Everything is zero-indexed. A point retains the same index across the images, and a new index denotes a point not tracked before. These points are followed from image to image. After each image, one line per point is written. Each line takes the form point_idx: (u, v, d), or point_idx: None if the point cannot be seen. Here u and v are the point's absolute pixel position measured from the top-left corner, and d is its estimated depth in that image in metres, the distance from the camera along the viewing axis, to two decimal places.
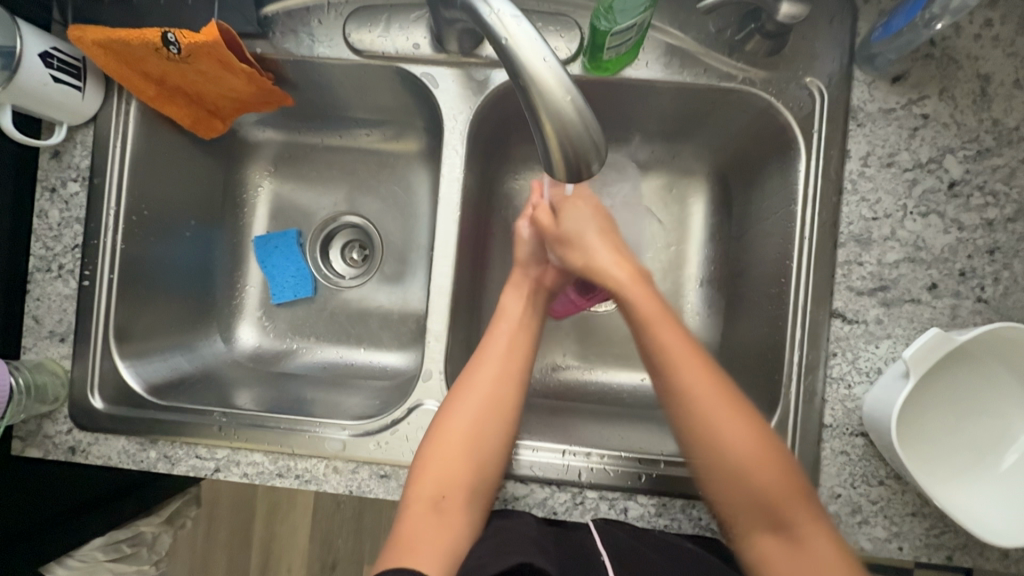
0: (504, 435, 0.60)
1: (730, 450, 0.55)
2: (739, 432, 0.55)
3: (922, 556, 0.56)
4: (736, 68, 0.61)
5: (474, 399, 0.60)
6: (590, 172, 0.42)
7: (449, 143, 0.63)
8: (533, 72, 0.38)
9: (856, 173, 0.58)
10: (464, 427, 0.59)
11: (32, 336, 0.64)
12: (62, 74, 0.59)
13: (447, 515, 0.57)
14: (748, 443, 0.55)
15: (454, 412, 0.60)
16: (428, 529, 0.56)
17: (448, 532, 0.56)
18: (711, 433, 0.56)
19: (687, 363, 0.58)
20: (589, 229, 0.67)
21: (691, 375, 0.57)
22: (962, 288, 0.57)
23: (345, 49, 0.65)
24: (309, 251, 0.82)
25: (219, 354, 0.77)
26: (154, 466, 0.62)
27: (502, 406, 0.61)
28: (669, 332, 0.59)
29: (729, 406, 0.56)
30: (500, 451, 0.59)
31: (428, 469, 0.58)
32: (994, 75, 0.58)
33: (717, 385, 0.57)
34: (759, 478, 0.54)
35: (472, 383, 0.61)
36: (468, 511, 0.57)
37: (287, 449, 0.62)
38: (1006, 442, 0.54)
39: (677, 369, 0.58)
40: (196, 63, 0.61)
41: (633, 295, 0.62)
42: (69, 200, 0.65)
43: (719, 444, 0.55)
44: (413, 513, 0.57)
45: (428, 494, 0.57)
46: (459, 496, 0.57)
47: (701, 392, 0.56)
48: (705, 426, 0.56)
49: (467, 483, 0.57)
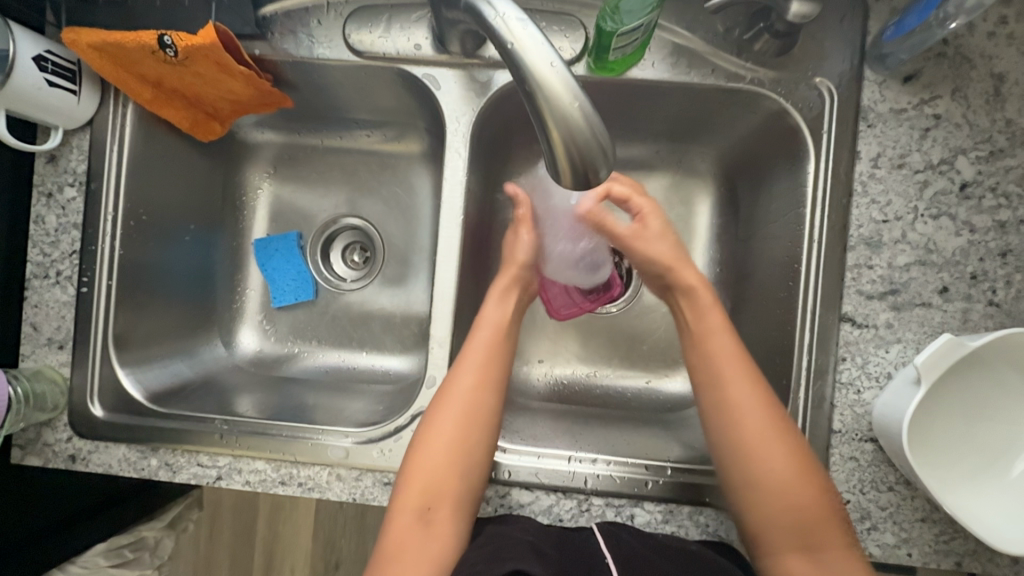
0: (485, 444, 0.59)
1: (769, 471, 0.55)
2: (779, 454, 0.55)
3: (930, 562, 0.56)
4: (744, 68, 0.60)
5: (456, 407, 0.59)
6: (598, 179, 0.40)
7: (451, 146, 0.62)
8: (540, 76, 0.37)
9: (866, 175, 0.57)
10: (446, 437, 0.58)
11: (31, 344, 0.63)
12: (56, 78, 0.57)
13: (435, 527, 0.57)
14: (787, 465, 0.55)
15: (436, 422, 0.59)
16: (415, 541, 0.56)
17: (436, 542, 0.56)
18: (752, 452, 0.56)
19: (738, 376, 0.58)
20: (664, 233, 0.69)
21: (735, 390, 0.58)
22: (973, 292, 0.56)
23: (345, 50, 0.63)
24: (310, 254, 0.81)
25: (220, 358, 0.76)
26: (155, 475, 0.62)
27: (483, 415, 0.60)
28: (719, 345, 0.61)
29: (775, 426, 0.56)
30: (480, 461, 0.58)
31: (412, 480, 0.57)
32: (1008, 74, 0.56)
33: (766, 405, 0.57)
34: (795, 501, 0.54)
35: (453, 392, 0.60)
36: (455, 521, 0.57)
37: (289, 457, 0.61)
38: (1017, 449, 0.53)
39: (723, 382, 0.59)
40: (193, 66, 0.59)
41: (709, 308, 0.64)
42: (66, 205, 0.64)
43: (761, 463, 0.55)
44: (400, 525, 0.57)
45: (413, 505, 0.57)
46: (445, 507, 0.57)
47: (751, 412, 0.56)
48: (746, 439, 0.56)
49: (452, 494, 0.57)
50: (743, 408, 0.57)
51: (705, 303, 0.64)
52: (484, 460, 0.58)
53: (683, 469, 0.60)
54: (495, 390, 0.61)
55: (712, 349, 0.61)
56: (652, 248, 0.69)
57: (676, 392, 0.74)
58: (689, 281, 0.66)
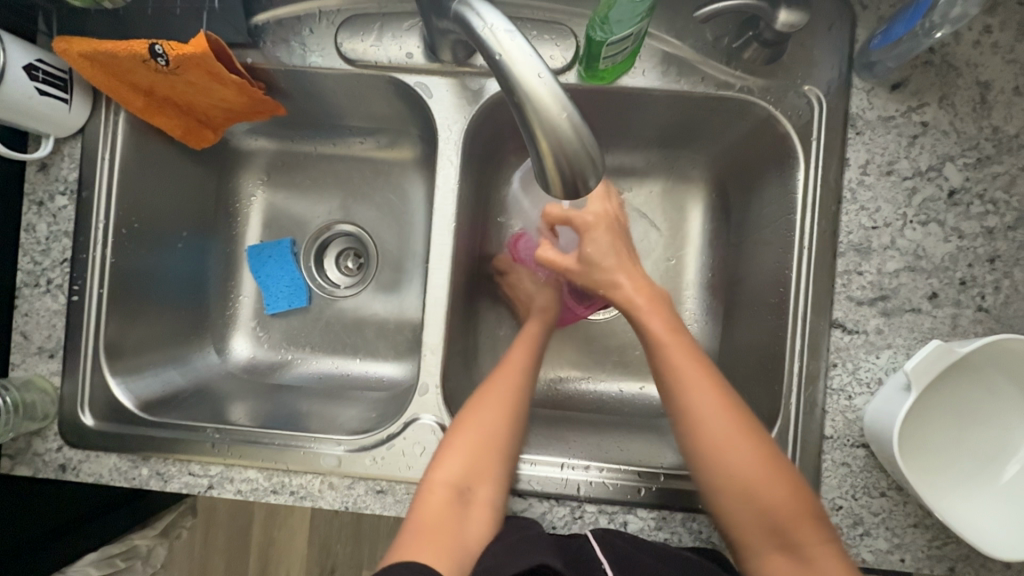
0: (519, 435, 0.59)
1: (734, 465, 0.53)
2: (742, 446, 0.53)
3: (923, 568, 0.56)
4: (735, 76, 0.61)
5: (501, 393, 0.60)
6: (587, 188, 0.41)
7: (443, 154, 0.63)
8: (528, 87, 0.37)
9: (855, 182, 0.58)
10: (486, 423, 0.58)
11: (21, 353, 0.63)
12: (47, 87, 0.57)
13: (468, 511, 0.54)
14: (751, 457, 0.53)
15: (479, 408, 0.59)
16: (448, 523, 0.53)
17: (465, 534, 0.53)
18: (718, 457, 0.54)
19: (697, 382, 0.56)
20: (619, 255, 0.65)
21: (698, 397, 0.55)
22: (963, 297, 0.56)
23: (337, 58, 0.64)
24: (303, 260, 0.81)
25: (213, 365, 0.76)
26: (146, 484, 0.61)
27: (521, 408, 0.60)
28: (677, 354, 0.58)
29: (740, 426, 0.54)
30: (517, 450, 0.59)
31: (449, 463, 0.56)
32: (994, 82, 0.57)
33: (728, 408, 0.55)
34: (765, 494, 0.52)
35: (496, 384, 0.61)
36: (488, 513, 0.55)
37: (281, 466, 0.61)
38: (1007, 454, 0.53)
39: (686, 390, 0.56)
40: (185, 75, 0.59)
41: (652, 319, 0.60)
42: (57, 214, 0.63)
43: (726, 463, 0.53)
44: (432, 507, 0.54)
45: (448, 488, 0.55)
46: (483, 492, 0.55)
47: (711, 416, 0.55)
48: (712, 438, 0.54)
49: (491, 479, 0.56)
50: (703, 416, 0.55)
51: (653, 319, 0.60)
52: (517, 451, 0.59)
53: (677, 475, 0.60)
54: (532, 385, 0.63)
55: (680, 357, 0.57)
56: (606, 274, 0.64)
57: None
58: (635, 293, 0.62)
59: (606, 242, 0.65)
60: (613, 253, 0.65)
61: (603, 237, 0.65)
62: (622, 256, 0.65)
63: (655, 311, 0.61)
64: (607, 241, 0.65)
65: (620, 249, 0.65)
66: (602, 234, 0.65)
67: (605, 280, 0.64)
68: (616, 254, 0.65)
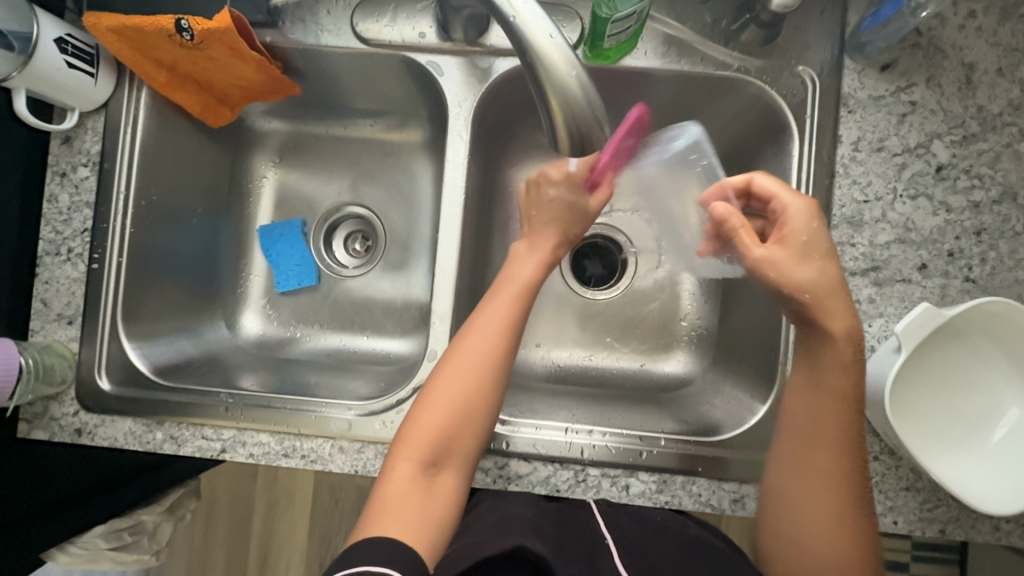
0: (489, 403, 0.58)
1: (814, 465, 0.55)
2: (828, 451, 0.55)
3: (916, 530, 0.57)
4: (732, 57, 0.64)
5: (466, 368, 0.58)
6: (593, 150, 0.44)
7: (453, 130, 0.65)
8: (541, 50, 0.39)
9: (847, 158, 0.60)
10: (451, 392, 0.57)
11: (40, 319, 0.64)
12: (76, 60, 0.60)
13: (436, 485, 0.55)
14: (831, 462, 0.55)
15: (444, 375, 0.58)
16: (415, 498, 0.54)
17: (433, 503, 0.54)
18: (797, 490, 0.56)
19: (825, 447, 0.55)
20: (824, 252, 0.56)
21: (818, 463, 0.55)
22: (951, 268, 0.59)
23: (352, 38, 0.67)
24: (313, 241, 0.83)
25: (224, 339, 0.78)
26: (160, 448, 0.63)
27: (492, 381, 0.58)
28: (828, 418, 0.55)
29: (838, 436, 0.55)
30: (488, 418, 0.58)
31: (415, 431, 0.56)
32: (978, 64, 0.60)
33: (841, 480, 0.54)
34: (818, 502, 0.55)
35: (463, 350, 0.58)
36: (455, 478, 0.56)
37: (293, 430, 0.62)
38: (995, 416, 0.55)
39: (811, 405, 0.56)
40: (208, 50, 0.62)
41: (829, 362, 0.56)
42: (79, 184, 0.66)
43: (806, 462, 0.56)
44: (398, 482, 0.54)
45: (415, 456, 0.55)
46: (450, 467, 0.56)
47: (825, 483, 0.55)
48: (810, 432, 0.56)
49: (458, 452, 0.56)
50: (820, 476, 0.55)
51: (826, 379, 0.56)
52: (489, 421, 0.58)
53: (677, 440, 0.62)
54: (510, 352, 0.60)
55: (827, 421, 0.55)
56: (796, 272, 0.56)
57: (669, 374, 0.76)
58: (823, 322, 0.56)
59: (817, 232, 0.57)
60: (818, 257, 0.56)
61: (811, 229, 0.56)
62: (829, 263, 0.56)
63: (832, 374, 0.56)
64: (818, 238, 0.57)
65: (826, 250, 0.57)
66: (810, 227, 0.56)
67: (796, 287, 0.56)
68: (820, 257, 0.57)
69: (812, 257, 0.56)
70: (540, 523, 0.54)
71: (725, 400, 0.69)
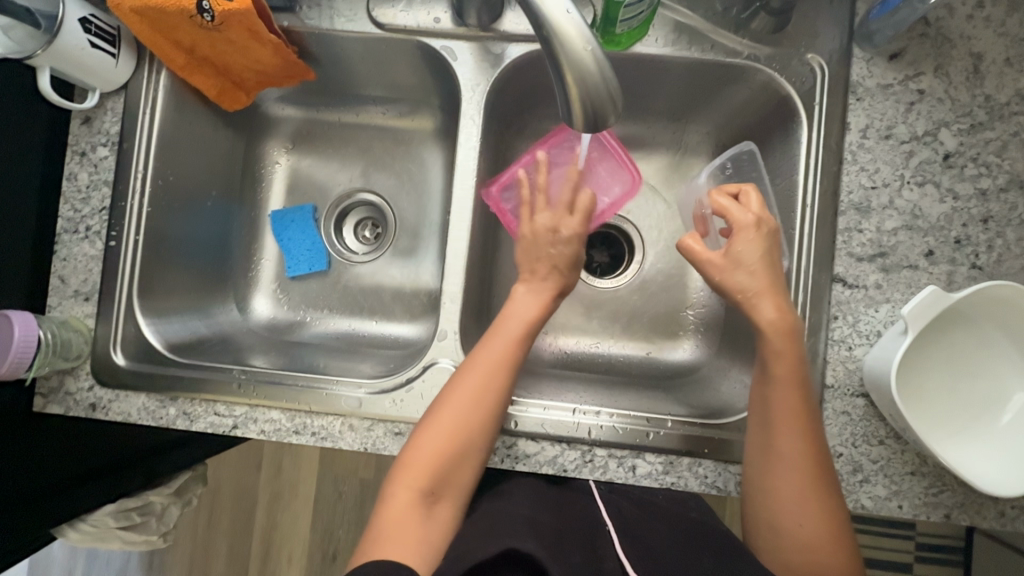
0: (489, 431, 0.57)
1: (780, 466, 0.53)
2: (795, 451, 0.53)
3: (921, 515, 0.58)
4: (742, 45, 0.65)
5: (469, 398, 0.56)
6: (605, 124, 0.44)
7: (466, 113, 0.66)
8: (557, 24, 0.40)
9: (856, 145, 0.61)
10: (452, 422, 0.55)
11: (58, 295, 0.66)
12: (99, 40, 0.61)
13: (435, 512, 0.54)
14: (798, 461, 0.52)
15: (448, 404, 0.56)
16: (414, 525, 0.53)
17: (432, 530, 0.54)
18: (772, 495, 0.53)
19: (788, 445, 0.53)
20: (759, 262, 0.55)
21: (784, 454, 0.53)
22: (957, 255, 0.59)
23: (368, 23, 0.68)
24: (324, 226, 0.84)
25: (235, 321, 0.79)
26: (174, 423, 0.64)
27: (496, 410, 0.57)
28: (792, 415, 0.53)
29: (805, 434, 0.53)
30: (486, 444, 0.57)
31: (415, 460, 0.55)
32: (986, 54, 0.61)
33: (809, 469, 0.52)
34: (790, 505, 0.52)
35: (464, 379, 0.57)
36: (454, 504, 0.56)
37: (303, 407, 0.63)
38: (1001, 401, 0.56)
39: (769, 403, 0.54)
40: (227, 32, 0.63)
41: (773, 350, 0.54)
42: (98, 163, 0.67)
43: (773, 466, 0.53)
44: (397, 509, 0.53)
45: (415, 485, 0.54)
46: (449, 495, 0.55)
47: (793, 474, 0.52)
48: (775, 429, 0.54)
49: (458, 480, 0.56)
50: (788, 480, 0.52)
51: (776, 370, 0.54)
52: (488, 449, 0.57)
53: (684, 422, 0.62)
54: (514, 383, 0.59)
55: (789, 413, 0.53)
56: (729, 279, 0.56)
57: (675, 362, 0.77)
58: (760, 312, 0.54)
59: (755, 243, 0.55)
60: (758, 263, 0.55)
61: (748, 241, 0.55)
62: (767, 271, 0.55)
63: (778, 367, 0.54)
64: (755, 249, 0.55)
65: (765, 261, 0.55)
66: (749, 239, 0.55)
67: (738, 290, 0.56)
68: (760, 262, 0.55)
69: (745, 266, 0.55)
70: (538, 519, 0.55)
71: (731, 386, 0.70)
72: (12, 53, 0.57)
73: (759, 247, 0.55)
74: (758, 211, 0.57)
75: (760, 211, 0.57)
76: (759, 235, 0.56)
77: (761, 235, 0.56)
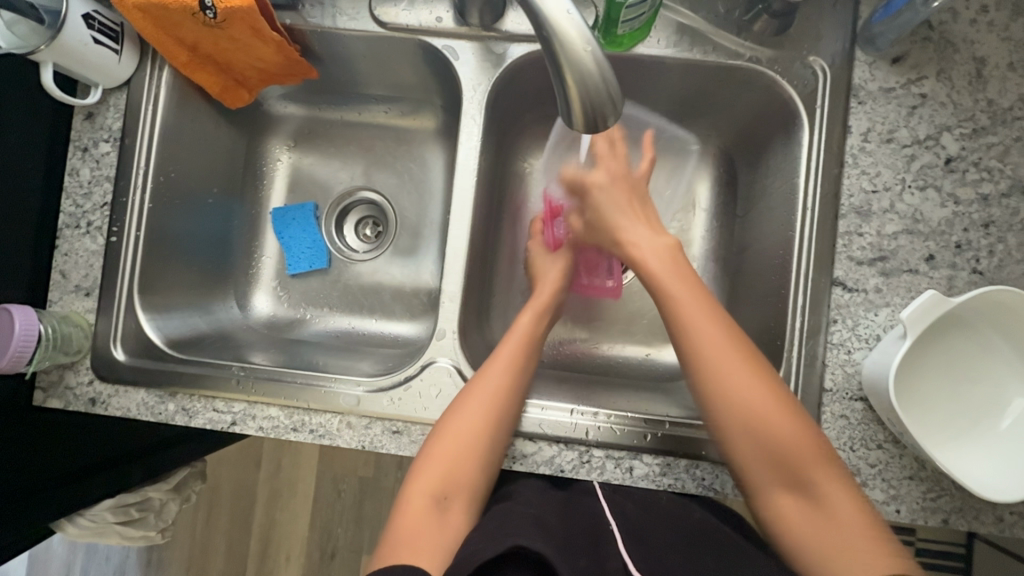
0: (500, 438, 0.58)
1: (733, 393, 0.53)
2: (740, 372, 0.54)
3: (919, 519, 0.57)
4: (744, 47, 0.65)
5: (478, 407, 0.58)
6: (605, 125, 0.44)
7: (467, 113, 0.66)
8: (557, 24, 0.40)
9: (857, 148, 0.61)
10: (464, 432, 0.57)
11: (59, 290, 0.66)
12: (102, 36, 0.62)
13: (449, 516, 0.55)
14: (742, 377, 0.53)
15: (458, 412, 0.58)
16: (428, 529, 0.53)
17: (448, 533, 0.54)
18: (736, 418, 0.53)
19: (727, 370, 0.54)
20: (616, 214, 0.65)
21: (737, 395, 0.53)
22: (958, 260, 0.59)
23: (370, 22, 0.68)
24: (325, 225, 0.84)
25: (235, 318, 0.79)
26: (172, 419, 0.64)
27: (504, 417, 0.58)
28: (716, 340, 0.55)
29: (735, 350, 0.55)
30: (497, 454, 0.58)
31: (429, 469, 0.56)
32: (989, 58, 0.61)
33: (760, 386, 0.53)
34: (765, 423, 0.52)
35: (476, 391, 0.59)
36: (467, 510, 0.56)
37: (301, 404, 0.63)
38: (1000, 406, 0.56)
39: (686, 325, 0.56)
40: (229, 29, 0.63)
41: (675, 288, 0.58)
42: (100, 159, 0.67)
43: (726, 391, 0.54)
44: (412, 516, 0.54)
45: (430, 490, 0.55)
46: (461, 500, 0.56)
47: (744, 391, 0.53)
48: (709, 357, 0.54)
49: (470, 487, 0.56)
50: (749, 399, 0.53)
51: (690, 309, 0.56)
52: (500, 459, 0.59)
53: (682, 423, 0.62)
54: (521, 392, 0.60)
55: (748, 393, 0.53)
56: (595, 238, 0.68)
57: (674, 364, 0.76)
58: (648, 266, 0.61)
59: (610, 198, 0.65)
60: (614, 214, 0.65)
61: (603, 199, 0.65)
62: (630, 215, 0.64)
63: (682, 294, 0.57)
64: (607, 205, 0.65)
65: (620, 211, 0.65)
66: (606, 196, 0.65)
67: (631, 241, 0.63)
68: (619, 212, 0.65)
69: (598, 221, 0.66)
70: (545, 520, 0.54)
71: None
72: (15, 47, 0.57)
73: (613, 198, 0.65)
74: (610, 166, 0.66)
75: (614, 166, 0.66)
76: (615, 185, 0.65)
77: (615, 185, 0.66)
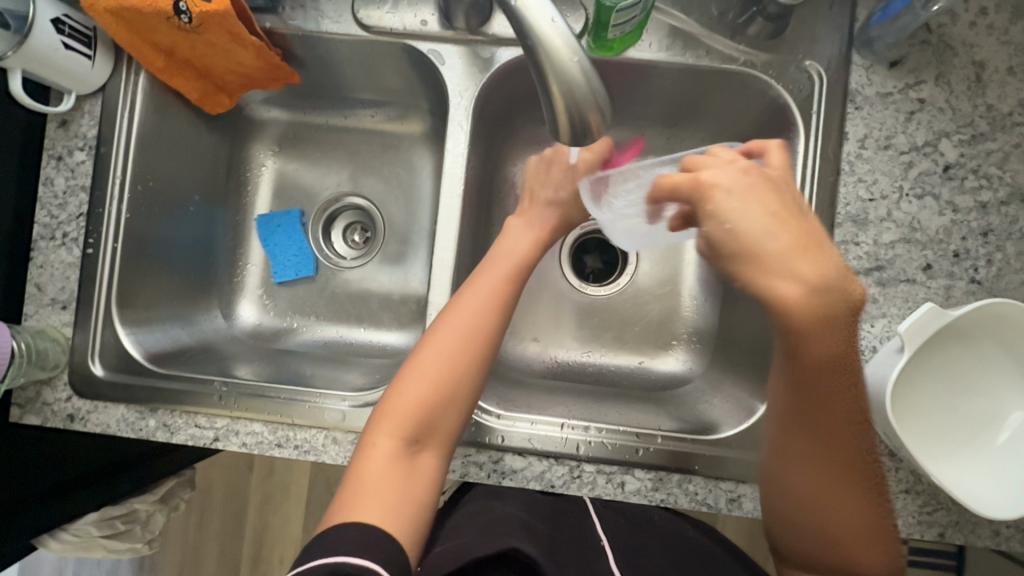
0: (474, 377, 0.57)
1: (802, 445, 0.52)
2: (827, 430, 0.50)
3: (914, 533, 0.56)
4: (737, 50, 0.63)
5: (449, 336, 0.57)
6: (593, 138, 0.43)
7: (453, 119, 0.65)
8: (541, 34, 0.38)
9: (853, 155, 0.60)
10: (427, 376, 0.56)
11: (34, 304, 0.64)
12: (73, 42, 0.59)
13: (418, 460, 0.54)
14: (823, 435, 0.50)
15: (427, 348, 0.57)
16: (393, 471, 0.53)
17: (415, 480, 0.53)
18: (788, 473, 0.53)
19: (811, 423, 0.50)
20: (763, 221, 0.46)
21: (803, 451, 0.51)
22: (956, 269, 0.58)
23: (353, 25, 0.66)
24: (311, 231, 0.82)
25: (219, 329, 0.77)
26: (153, 435, 0.62)
27: (477, 355, 0.58)
28: (824, 329, 0.46)
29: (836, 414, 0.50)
30: (469, 395, 0.57)
31: (395, 409, 0.55)
32: (988, 62, 0.59)
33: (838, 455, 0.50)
34: (818, 488, 0.51)
35: (445, 328, 0.58)
36: (439, 454, 0.55)
37: (286, 420, 0.62)
38: (998, 420, 0.55)
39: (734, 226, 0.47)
40: (207, 34, 0.61)
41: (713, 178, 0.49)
42: (75, 168, 0.65)
43: (793, 448, 0.53)
44: (377, 454, 0.53)
45: (395, 433, 0.54)
46: (431, 445, 0.55)
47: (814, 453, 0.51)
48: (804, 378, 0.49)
49: (440, 429, 0.55)
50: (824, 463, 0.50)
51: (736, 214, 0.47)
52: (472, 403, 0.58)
53: (675, 437, 0.61)
54: (497, 332, 0.59)
55: (834, 504, 0.51)
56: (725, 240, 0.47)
57: (668, 373, 0.75)
58: (795, 318, 0.46)
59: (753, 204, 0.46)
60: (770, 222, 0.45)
61: (740, 204, 0.46)
62: (788, 228, 0.45)
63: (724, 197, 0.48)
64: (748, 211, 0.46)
65: (780, 218, 0.46)
66: (738, 198, 0.47)
67: (776, 268, 0.45)
68: (769, 226, 0.45)
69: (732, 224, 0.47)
70: (532, 523, 0.57)
71: (724, 400, 0.68)
72: None
73: (747, 195, 0.47)
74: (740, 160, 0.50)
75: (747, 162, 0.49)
76: (748, 178, 0.48)
77: (745, 173, 0.48)
